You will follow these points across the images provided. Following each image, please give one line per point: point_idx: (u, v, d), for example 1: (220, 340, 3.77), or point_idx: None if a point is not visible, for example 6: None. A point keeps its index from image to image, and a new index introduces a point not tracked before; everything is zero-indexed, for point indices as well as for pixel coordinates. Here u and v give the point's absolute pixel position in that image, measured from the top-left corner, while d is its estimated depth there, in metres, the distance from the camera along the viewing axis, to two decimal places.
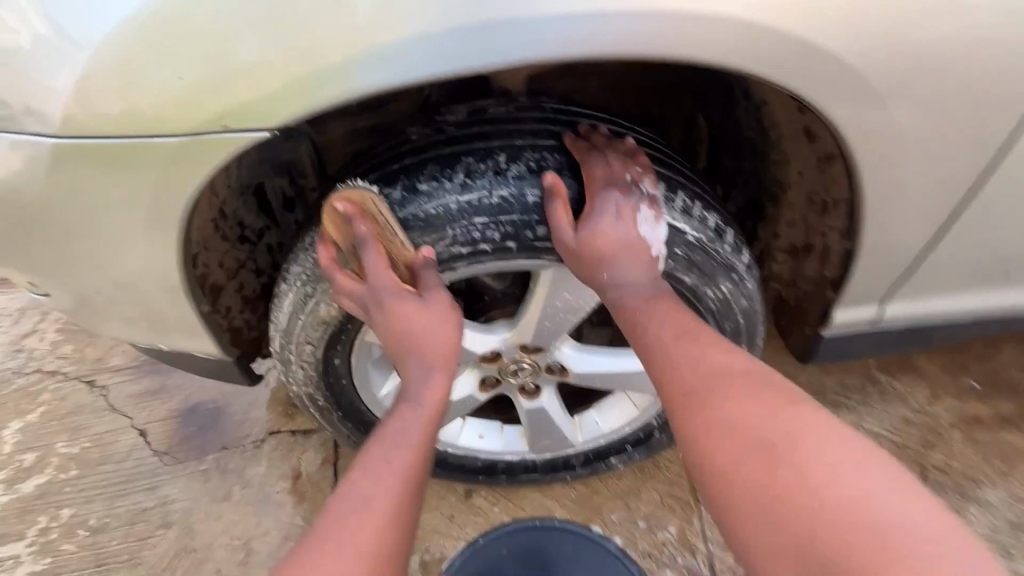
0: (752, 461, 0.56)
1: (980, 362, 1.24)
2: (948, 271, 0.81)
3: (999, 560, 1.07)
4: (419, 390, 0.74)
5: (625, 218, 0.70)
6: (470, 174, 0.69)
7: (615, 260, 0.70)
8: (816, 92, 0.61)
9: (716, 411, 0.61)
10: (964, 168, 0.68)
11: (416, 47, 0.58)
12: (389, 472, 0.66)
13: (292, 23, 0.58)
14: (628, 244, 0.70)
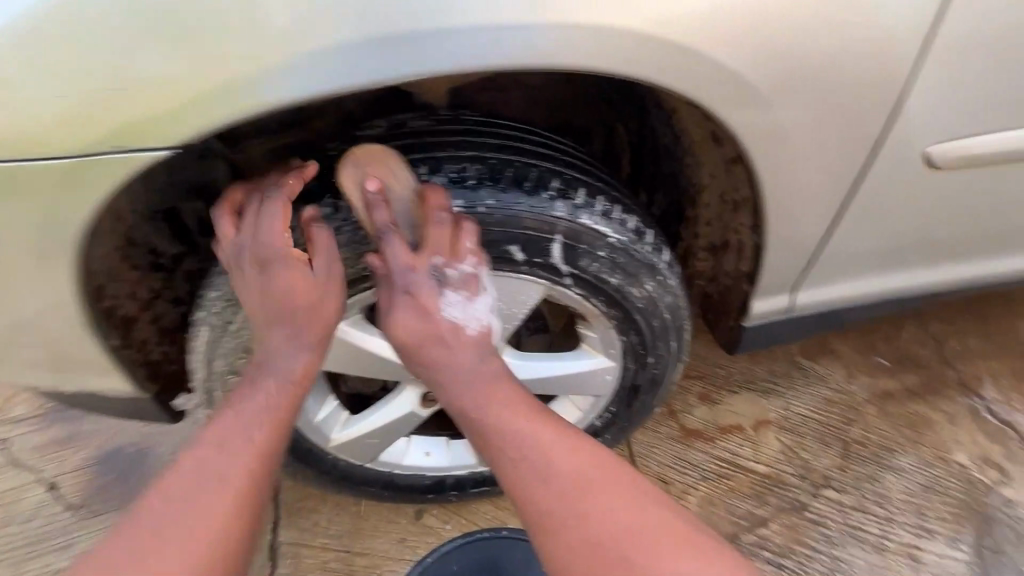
0: (576, 538, 0.65)
1: (888, 340, 1.35)
2: (847, 256, 0.88)
3: (913, 520, 1.16)
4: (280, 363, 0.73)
5: (430, 307, 0.72)
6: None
7: (425, 344, 0.73)
8: (710, 95, 0.65)
9: (552, 477, 0.68)
10: (851, 163, 0.75)
11: (329, 59, 0.58)
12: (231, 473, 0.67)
13: (195, 35, 0.56)
14: (431, 331, 0.73)
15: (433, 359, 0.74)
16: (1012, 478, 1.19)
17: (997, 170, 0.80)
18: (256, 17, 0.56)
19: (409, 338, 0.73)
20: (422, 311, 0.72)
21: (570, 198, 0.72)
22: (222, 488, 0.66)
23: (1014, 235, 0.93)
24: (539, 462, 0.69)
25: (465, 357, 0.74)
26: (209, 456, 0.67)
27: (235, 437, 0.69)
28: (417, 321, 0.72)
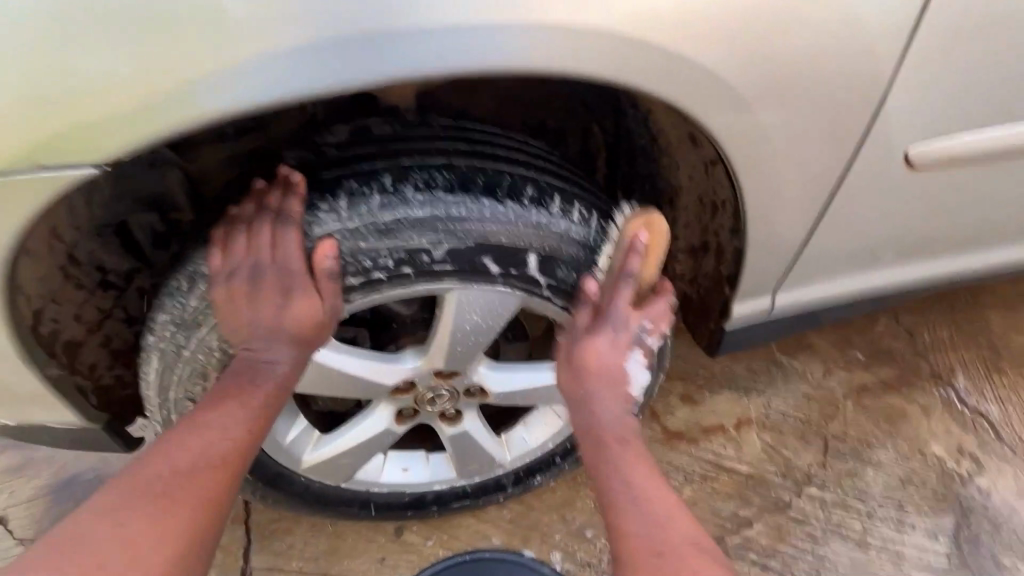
0: (639, 526, 0.64)
1: (862, 335, 1.36)
2: (826, 256, 0.87)
3: (894, 514, 1.16)
4: (265, 370, 0.70)
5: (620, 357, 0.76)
6: (355, 199, 0.65)
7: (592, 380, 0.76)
8: (686, 100, 0.62)
9: (639, 482, 0.68)
10: (829, 162, 0.73)
11: (276, 64, 0.54)
12: (203, 469, 0.63)
13: (133, 39, 0.53)
14: (614, 374, 0.76)
15: (579, 405, 0.76)
16: (987, 468, 1.20)
17: (971, 167, 0.79)
18: (190, 24, 0.53)
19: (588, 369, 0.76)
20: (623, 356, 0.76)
21: (546, 205, 0.69)
22: (165, 497, 0.60)
23: (988, 229, 0.92)
24: (643, 500, 0.66)
25: (613, 403, 0.75)
26: (161, 461, 0.63)
27: (192, 446, 0.64)
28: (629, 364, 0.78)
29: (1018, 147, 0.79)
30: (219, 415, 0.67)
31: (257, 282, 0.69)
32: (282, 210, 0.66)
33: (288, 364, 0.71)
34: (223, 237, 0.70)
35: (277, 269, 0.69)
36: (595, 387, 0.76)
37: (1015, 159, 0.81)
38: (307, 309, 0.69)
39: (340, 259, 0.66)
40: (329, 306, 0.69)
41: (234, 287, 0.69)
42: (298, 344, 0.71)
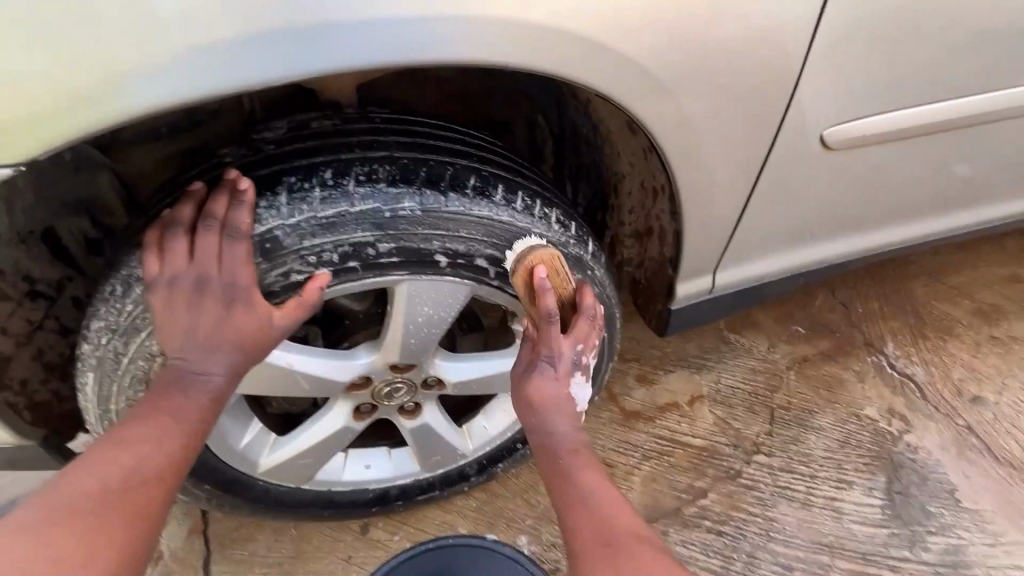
0: (591, 526, 0.63)
1: (802, 310, 1.44)
2: (760, 235, 0.92)
3: (834, 474, 1.24)
4: (202, 382, 0.66)
5: (567, 382, 0.73)
6: (296, 194, 0.64)
7: (543, 414, 0.72)
8: (615, 91, 0.65)
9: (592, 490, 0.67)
10: (757, 145, 0.78)
11: (193, 61, 0.53)
12: (134, 483, 0.59)
13: (34, 39, 0.51)
14: (561, 401, 0.73)
15: (532, 421, 0.73)
16: (915, 426, 1.29)
17: (883, 147, 0.86)
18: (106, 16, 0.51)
19: (535, 405, 0.72)
20: (562, 383, 0.73)
21: (490, 195, 0.70)
22: (100, 513, 0.56)
23: (903, 205, 1.00)
24: (589, 505, 0.65)
25: (562, 420, 0.72)
26: (86, 476, 0.58)
27: (122, 464, 0.60)
28: (559, 390, 0.72)
29: (924, 127, 0.85)
30: (150, 428, 0.63)
31: (200, 291, 0.65)
32: (229, 220, 0.63)
33: (225, 378, 0.67)
34: (158, 240, 0.66)
35: (217, 277, 0.65)
36: (550, 417, 0.72)
37: (922, 138, 0.88)
38: (253, 323, 0.66)
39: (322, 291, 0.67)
40: (278, 322, 0.67)
41: (173, 292, 0.65)
42: (239, 357, 0.67)
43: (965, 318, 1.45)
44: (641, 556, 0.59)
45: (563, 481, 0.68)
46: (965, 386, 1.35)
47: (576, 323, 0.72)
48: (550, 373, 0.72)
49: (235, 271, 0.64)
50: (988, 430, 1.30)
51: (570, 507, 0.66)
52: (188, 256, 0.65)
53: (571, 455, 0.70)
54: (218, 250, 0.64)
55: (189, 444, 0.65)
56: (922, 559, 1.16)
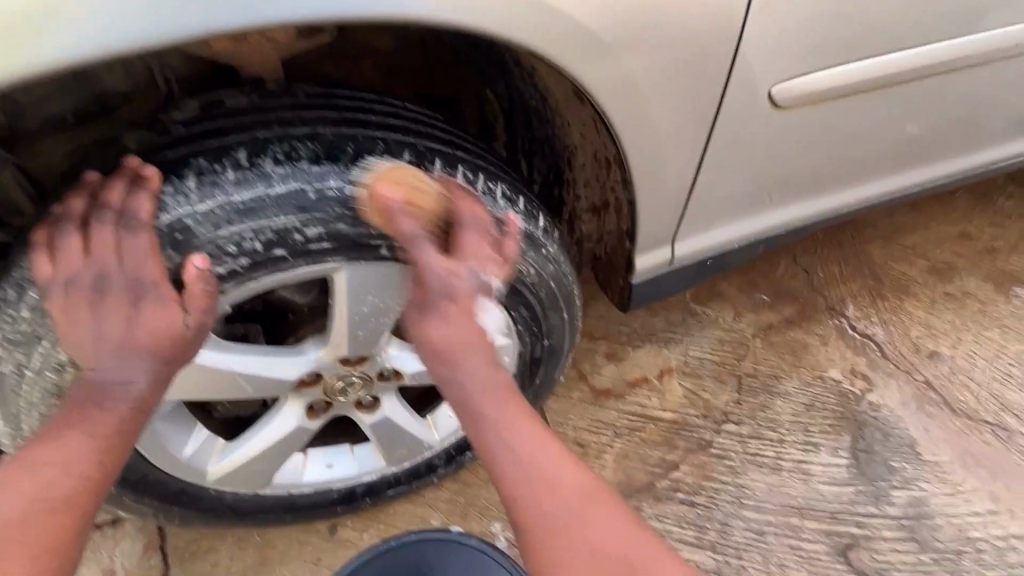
0: (532, 501, 0.64)
1: (765, 278, 1.45)
2: (716, 200, 0.90)
3: (801, 437, 1.25)
4: (118, 389, 0.60)
5: (468, 312, 0.67)
6: (206, 177, 0.59)
7: (450, 352, 0.68)
8: (549, 50, 0.61)
9: (523, 459, 0.66)
10: (704, 106, 0.75)
11: (56, 24, 0.49)
12: (41, 509, 0.55)
13: None
14: (464, 338, 0.67)
15: (436, 359, 0.69)
16: (877, 384, 1.32)
17: (832, 104, 0.84)
18: None
19: (437, 345, 0.68)
20: (461, 315, 0.67)
21: (426, 170, 0.65)
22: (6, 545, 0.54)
23: (857, 164, 0.99)
24: (532, 479, 0.65)
25: (475, 360, 0.68)
26: None
27: (24, 489, 0.56)
28: (457, 322, 0.67)
29: (873, 82, 0.84)
30: (59, 446, 0.58)
31: (101, 290, 0.60)
32: (125, 208, 0.57)
33: (146, 383, 0.61)
34: (48, 238, 0.60)
35: (120, 275, 0.59)
36: (457, 362, 0.68)
37: (871, 94, 0.86)
38: (166, 320, 0.60)
39: (208, 273, 0.59)
40: (194, 319, 0.61)
41: (71, 293, 0.60)
42: (157, 360, 0.61)
43: (920, 276, 1.47)
44: (589, 520, 0.64)
45: (499, 441, 0.66)
46: (922, 343, 1.38)
47: (458, 245, 0.65)
48: (447, 306, 0.66)
49: (139, 264, 0.59)
50: (945, 384, 1.32)
51: (511, 482, 0.65)
52: (84, 253, 0.59)
53: (483, 399, 0.68)
54: (115, 243, 0.59)
55: (107, 458, 0.59)
56: (887, 513, 1.17)
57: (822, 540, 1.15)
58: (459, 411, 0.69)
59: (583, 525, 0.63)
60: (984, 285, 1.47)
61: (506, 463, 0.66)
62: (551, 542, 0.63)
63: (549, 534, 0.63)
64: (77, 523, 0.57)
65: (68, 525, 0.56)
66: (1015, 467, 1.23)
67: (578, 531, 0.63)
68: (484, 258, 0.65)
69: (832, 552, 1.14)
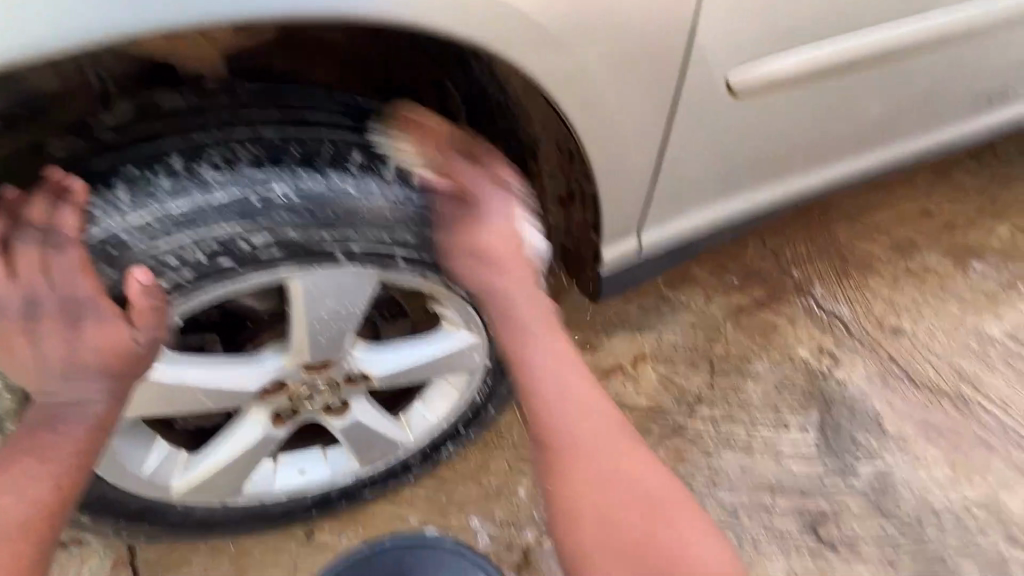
0: (568, 424, 0.66)
1: (735, 261, 1.46)
2: (680, 189, 0.89)
3: (771, 417, 1.27)
4: (72, 412, 0.58)
5: (516, 218, 0.70)
6: (139, 188, 0.57)
7: (499, 258, 0.69)
8: (495, 44, 0.61)
9: (567, 391, 0.67)
10: (660, 96, 0.74)
11: None
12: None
13: None
14: (507, 242, 0.69)
15: (482, 275, 0.69)
16: (843, 361, 1.35)
17: (791, 90, 0.84)
18: None
19: (489, 250, 0.68)
20: (506, 224, 0.69)
21: (378, 171, 0.64)
22: None
23: (819, 148, 0.99)
24: (569, 405, 0.66)
25: (517, 287, 0.70)
26: None
27: None
28: (500, 224, 0.68)
29: (829, 67, 0.84)
30: (13, 473, 0.55)
31: (36, 315, 0.57)
32: (49, 225, 0.54)
33: (103, 400, 0.59)
34: None
35: (53, 296, 0.56)
36: (501, 272, 0.69)
37: (828, 79, 0.87)
38: (110, 336, 0.57)
39: (154, 287, 0.57)
40: (143, 333, 0.58)
41: (6, 318, 0.57)
42: (108, 375, 0.58)
43: (883, 254, 1.51)
44: (617, 455, 0.65)
45: (538, 367, 0.68)
46: (885, 319, 1.41)
47: (492, 159, 0.68)
48: (495, 211, 0.68)
49: (71, 283, 0.56)
50: (907, 358, 1.36)
51: (551, 401, 0.67)
52: (13, 276, 0.57)
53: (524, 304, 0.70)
54: (44, 263, 0.56)
55: (65, 482, 0.57)
56: (854, 487, 1.20)
57: (792, 516, 1.17)
58: (510, 330, 0.70)
59: (611, 457, 0.65)
60: (943, 260, 1.50)
61: (548, 385, 0.67)
62: (587, 476, 0.64)
63: (577, 458, 0.65)
64: (34, 550, 0.54)
65: (26, 553, 0.54)
66: (974, 436, 1.26)
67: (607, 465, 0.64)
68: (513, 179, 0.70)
69: (802, 528, 1.16)
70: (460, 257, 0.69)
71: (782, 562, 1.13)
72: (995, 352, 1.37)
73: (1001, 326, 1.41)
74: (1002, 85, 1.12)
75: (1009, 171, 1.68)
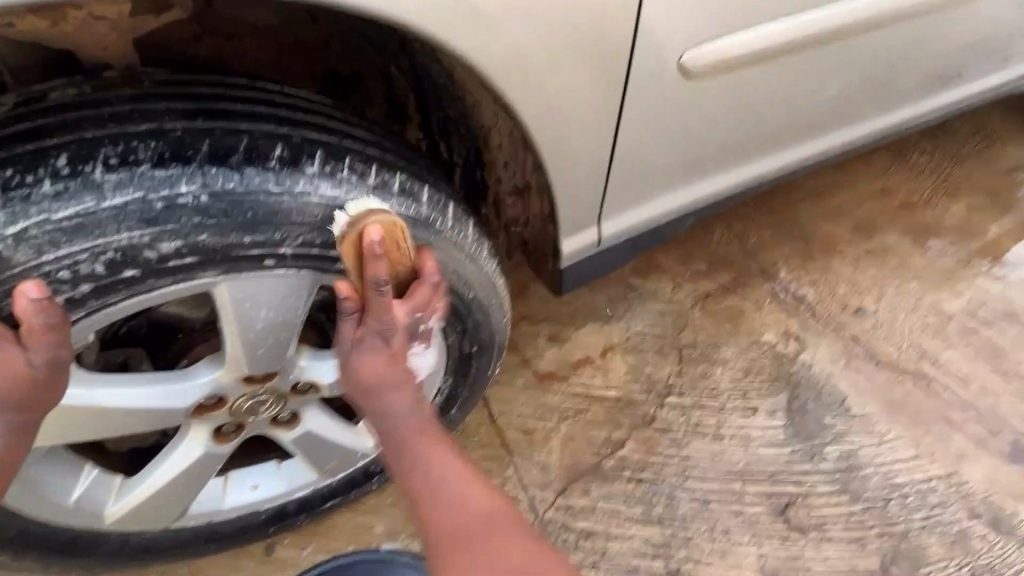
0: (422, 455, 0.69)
1: (701, 247, 1.45)
2: (636, 176, 0.86)
3: (740, 403, 1.27)
4: None
5: (397, 356, 0.69)
6: (14, 193, 0.51)
7: (372, 390, 0.70)
8: (428, 24, 0.57)
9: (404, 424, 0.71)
10: (606, 79, 0.71)
11: None
12: None
13: None
14: (392, 365, 0.69)
15: (368, 403, 0.71)
16: (809, 344, 1.35)
17: (744, 70, 0.82)
18: None
19: (371, 377, 0.69)
20: (390, 359, 0.68)
21: (303, 165, 0.59)
22: None
23: (779, 130, 0.97)
24: (409, 433, 0.70)
25: (397, 398, 0.70)
26: None
27: None
28: (374, 356, 0.67)
29: (778, 46, 0.83)
30: None
31: None
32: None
33: (5, 436, 0.56)
34: None
35: None
36: (381, 397, 0.70)
37: (780, 58, 0.85)
38: (6, 360, 0.52)
39: (48, 301, 0.50)
40: (39, 356, 0.52)
41: None
42: (9, 410, 0.54)
43: (845, 235, 1.52)
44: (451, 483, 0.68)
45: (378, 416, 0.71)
46: (848, 300, 1.42)
47: (418, 292, 0.64)
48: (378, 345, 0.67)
49: None
50: (870, 338, 1.37)
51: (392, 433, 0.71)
52: None
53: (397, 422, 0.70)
54: None
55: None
56: (822, 469, 1.20)
57: (762, 502, 1.17)
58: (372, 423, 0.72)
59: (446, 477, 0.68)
60: (902, 239, 1.52)
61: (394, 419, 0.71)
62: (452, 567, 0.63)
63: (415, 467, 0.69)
64: None
65: None
66: (935, 412, 1.28)
67: (450, 506, 0.66)
68: (426, 306, 0.66)
69: (772, 513, 1.16)
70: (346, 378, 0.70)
71: (753, 549, 1.12)
72: (953, 328, 1.39)
73: (958, 302, 1.43)
74: (953, 64, 1.13)
75: (963, 150, 1.71)
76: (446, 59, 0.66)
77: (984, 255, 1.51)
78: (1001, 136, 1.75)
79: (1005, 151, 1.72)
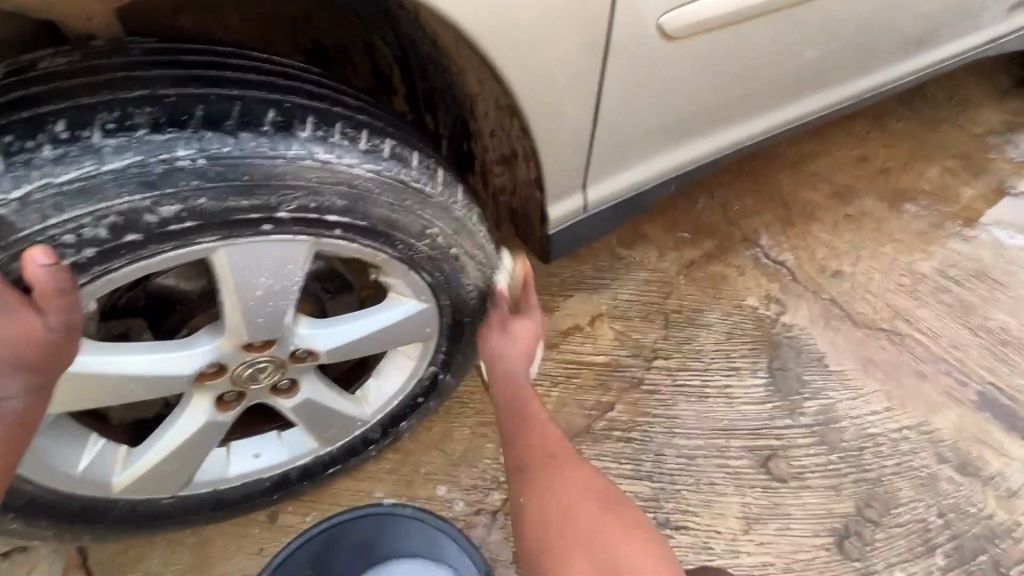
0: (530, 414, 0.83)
1: (683, 216, 1.49)
2: (620, 141, 0.89)
3: (723, 363, 1.32)
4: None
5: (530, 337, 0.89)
6: (15, 157, 0.52)
7: (511, 355, 0.87)
8: None
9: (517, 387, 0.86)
10: (590, 43, 0.73)
11: None
12: None
13: None
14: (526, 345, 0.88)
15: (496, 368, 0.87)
16: (790, 306, 1.40)
17: (723, 33, 0.84)
18: None
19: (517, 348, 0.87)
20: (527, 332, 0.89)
21: (295, 130, 0.60)
22: None
23: (758, 95, 1.00)
24: (517, 398, 0.85)
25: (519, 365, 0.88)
26: None
27: None
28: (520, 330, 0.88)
29: (755, 7, 0.85)
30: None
31: None
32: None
33: (19, 400, 0.56)
34: None
35: None
36: (514, 361, 0.87)
37: (757, 20, 0.87)
38: (21, 325, 0.54)
39: (59, 268, 0.53)
40: (56, 320, 0.55)
41: None
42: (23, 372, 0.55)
43: (824, 201, 1.56)
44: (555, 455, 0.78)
45: (501, 374, 0.87)
46: (827, 263, 1.47)
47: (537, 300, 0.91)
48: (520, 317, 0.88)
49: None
50: (847, 299, 1.42)
51: (509, 385, 0.86)
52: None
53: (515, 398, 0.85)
54: None
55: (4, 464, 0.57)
56: (801, 423, 1.26)
57: (746, 456, 1.22)
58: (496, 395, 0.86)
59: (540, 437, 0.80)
60: (879, 204, 1.57)
61: (508, 380, 0.87)
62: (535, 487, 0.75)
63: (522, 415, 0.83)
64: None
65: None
66: (908, 366, 1.34)
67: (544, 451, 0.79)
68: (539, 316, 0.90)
69: (755, 465, 1.22)
70: (500, 345, 0.87)
71: (737, 499, 1.18)
72: (926, 287, 1.45)
73: (931, 263, 1.49)
74: (926, 29, 1.15)
75: (937, 116, 1.75)
76: (432, 23, 0.67)
77: (957, 217, 1.56)
78: (974, 103, 1.79)
79: (977, 116, 1.76)
